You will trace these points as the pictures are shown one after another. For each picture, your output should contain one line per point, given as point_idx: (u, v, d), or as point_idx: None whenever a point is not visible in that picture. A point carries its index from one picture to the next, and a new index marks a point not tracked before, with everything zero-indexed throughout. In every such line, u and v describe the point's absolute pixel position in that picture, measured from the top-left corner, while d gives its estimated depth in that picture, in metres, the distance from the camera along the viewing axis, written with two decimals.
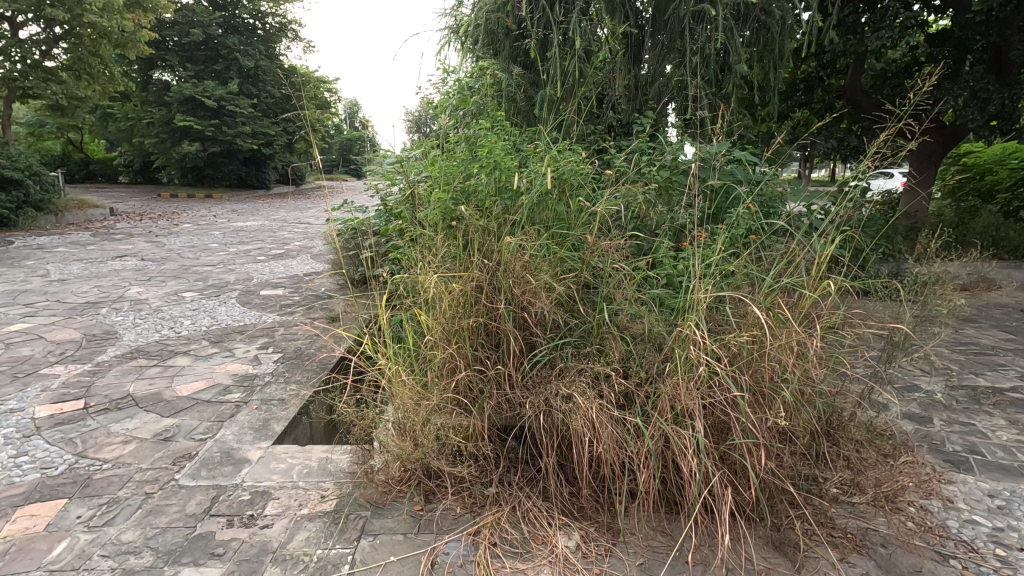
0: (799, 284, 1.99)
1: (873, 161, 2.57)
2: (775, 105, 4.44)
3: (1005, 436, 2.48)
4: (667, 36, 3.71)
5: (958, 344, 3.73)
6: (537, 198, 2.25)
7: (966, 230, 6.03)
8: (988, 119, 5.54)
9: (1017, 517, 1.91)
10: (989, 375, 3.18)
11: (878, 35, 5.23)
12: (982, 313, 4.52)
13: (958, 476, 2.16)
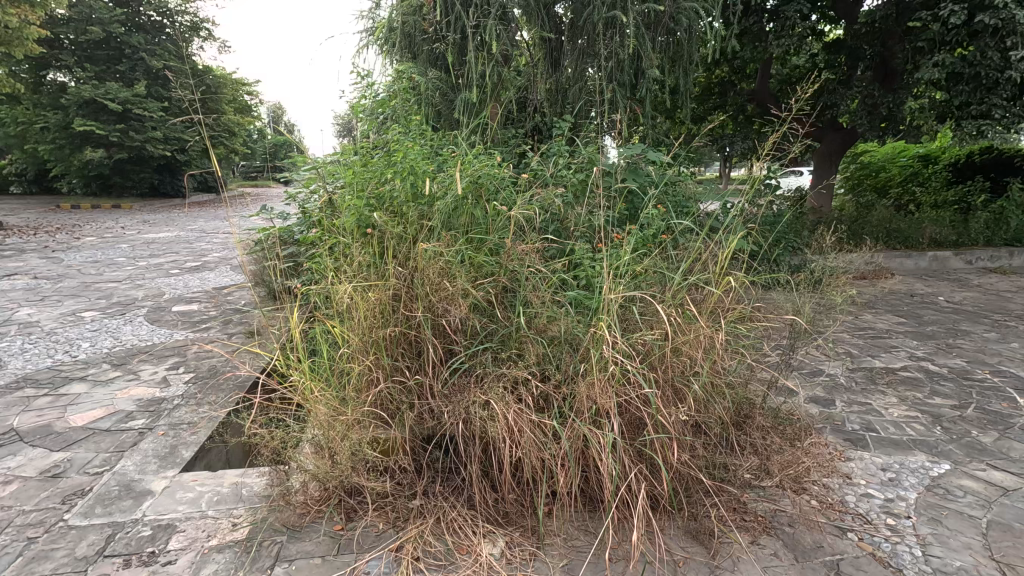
0: (705, 281, 2.08)
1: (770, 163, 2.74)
2: (688, 109, 4.65)
3: (896, 412, 2.71)
4: (584, 41, 3.78)
5: (856, 329, 4.05)
6: (452, 203, 2.23)
7: (863, 225, 6.54)
8: (877, 122, 6.05)
9: (905, 487, 2.08)
10: (883, 357, 3.47)
11: (780, 42, 5.61)
12: (878, 299, 4.93)
13: (856, 452, 2.33)
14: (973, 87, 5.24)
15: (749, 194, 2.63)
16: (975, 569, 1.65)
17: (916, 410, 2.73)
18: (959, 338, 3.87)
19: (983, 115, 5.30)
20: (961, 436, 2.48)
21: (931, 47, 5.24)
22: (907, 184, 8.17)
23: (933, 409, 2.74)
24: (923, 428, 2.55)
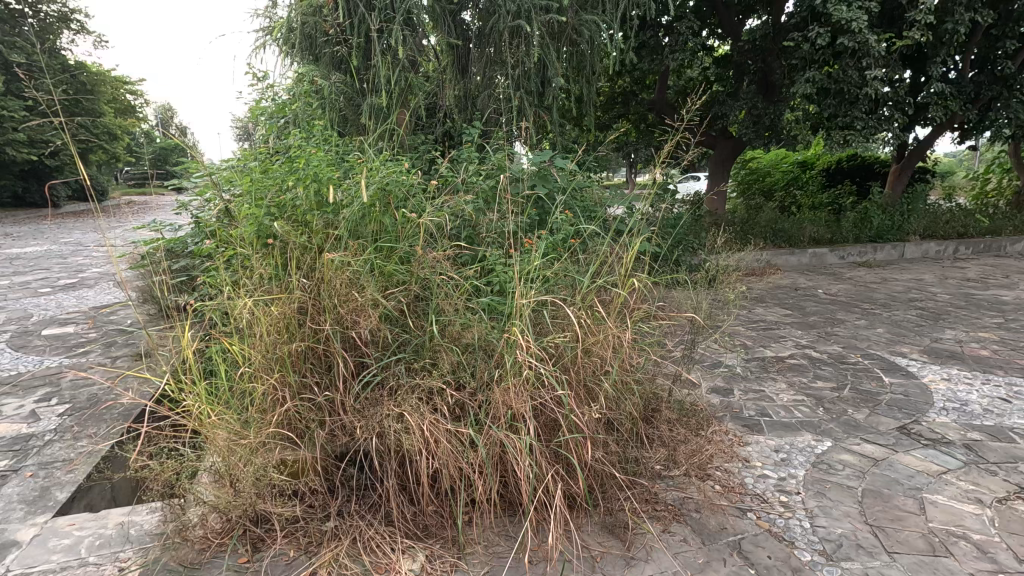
0: (611, 284, 2.16)
1: (666, 168, 2.91)
2: (592, 117, 4.84)
3: (786, 397, 2.96)
4: (491, 50, 3.83)
5: (750, 322, 4.39)
6: (359, 210, 2.16)
7: (753, 226, 7.14)
8: (761, 131, 6.62)
9: (795, 465, 2.28)
10: (773, 347, 3.79)
11: (675, 56, 5.98)
12: (768, 294, 5.38)
13: (753, 437, 2.51)
14: (838, 102, 5.88)
15: (650, 200, 2.78)
16: (853, 534, 1.83)
17: (803, 394, 3.00)
18: (835, 326, 4.31)
19: (847, 127, 5.95)
20: (840, 415, 2.75)
21: (803, 65, 5.81)
22: (789, 188, 9.02)
23: (816, 392, 3.03)
24: (808, 410, 2.80)
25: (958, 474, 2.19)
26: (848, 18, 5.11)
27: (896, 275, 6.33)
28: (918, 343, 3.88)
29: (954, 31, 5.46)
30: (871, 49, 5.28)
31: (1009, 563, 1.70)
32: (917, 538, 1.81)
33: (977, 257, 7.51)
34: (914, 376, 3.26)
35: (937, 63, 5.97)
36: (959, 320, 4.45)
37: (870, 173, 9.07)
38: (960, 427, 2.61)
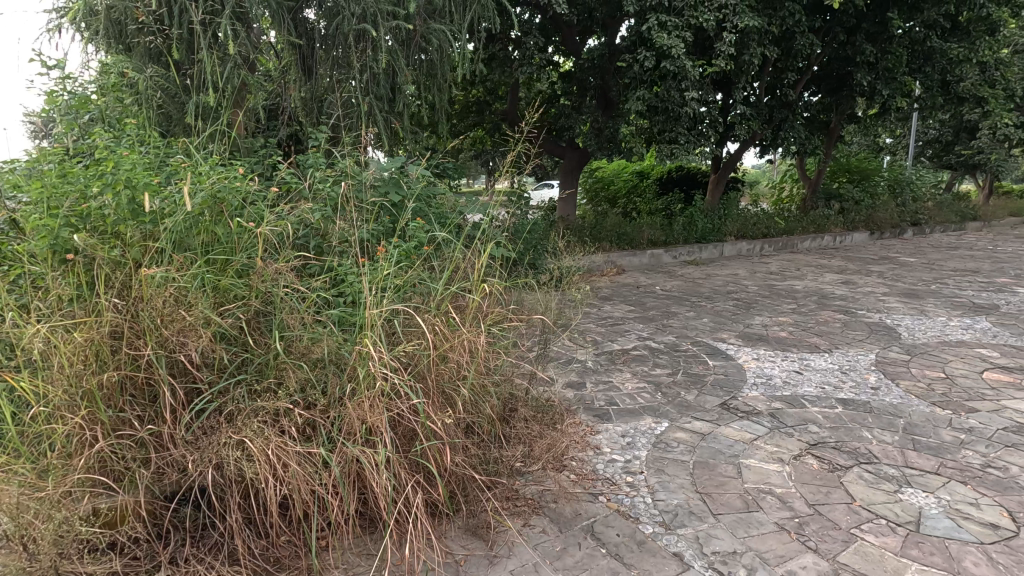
0: (465, 289, 2.20)
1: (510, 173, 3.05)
2: (445, 125, 4.89)
3: (630, 385, 3.25)
4: (339, 52, 3.70)
5: (599, 318, 4.74)
6: (185, 220, 1.92)
7: (600, 230, 7.74)
8: (603, 142, 7.21)
9: (638, 447, 2.50)
10: (619, 340, 4.13)
11: (522, 69, 6.27)
12: (615, 292, 5.86)
13: (603, 425, 2.71)
14: (665, 118, 6.59)
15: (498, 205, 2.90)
16: (687, 503, 2.07)
17: (644, 381, 3.32)
18: (670, 318, 4.83)
19: (673, 141, 6.71)
20: (674, 398, 3.08)
21: (635, 84, 6.42)
22: (630, 195, 9.92)
23: (655, 378, 3.36)
24: (649, 395, 3.10)
25: (765, 439, 2.57)
26: (669, 44, 5.72)
27: (717, 271, 7.27)
28: (735, 329, 4.49)
29: (750, 62, 6.37)
30: (688, 73, 5.98)
31: (803, 508, 2.03)
32: (735, 498, 2.09)
33: (777, 253, 8.88)
34: (732, 357, 3.77)
35: (739, 89, 6.95)
36: (765, 308, 5.24)
37: (694, 182, 10.32)
38: (766, 398, 3.07)
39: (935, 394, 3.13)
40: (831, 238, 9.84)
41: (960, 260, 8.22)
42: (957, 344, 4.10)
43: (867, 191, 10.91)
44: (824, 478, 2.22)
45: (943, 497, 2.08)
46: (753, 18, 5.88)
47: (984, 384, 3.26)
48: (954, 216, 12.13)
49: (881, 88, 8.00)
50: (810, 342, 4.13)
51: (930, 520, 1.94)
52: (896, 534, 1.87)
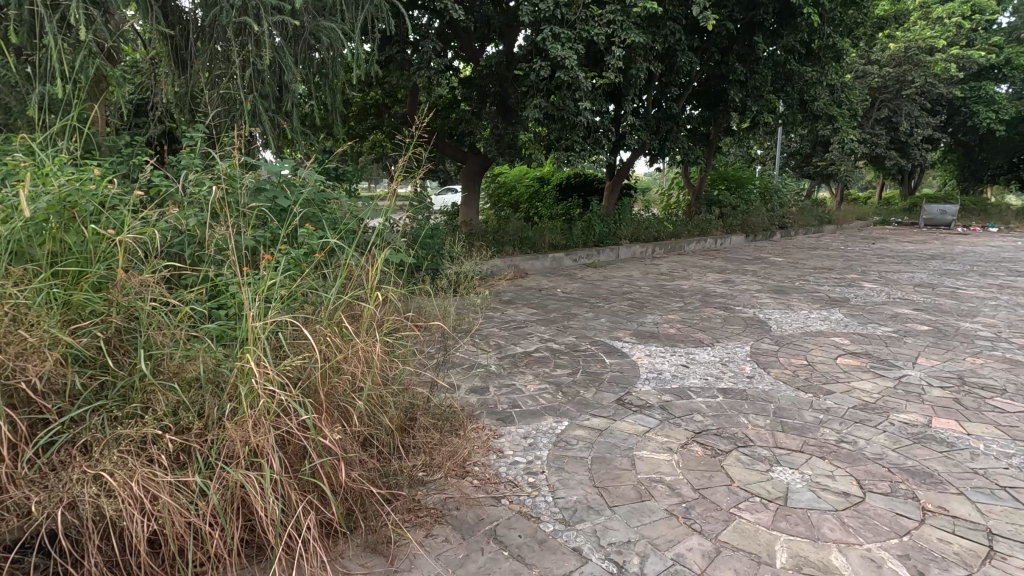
0: (358, 298, 2.13)
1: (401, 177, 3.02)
2: (340, 127, 4.72)
3: (533, 387, 3.31)
4: (218, 45, 3.46)
5: (502, 322, 4.80)
6: (24, 228, 1.69)
7: (503, 235, 7.85)
8: (503, 148, 7.32)
9: (540, 448, 2.55)
10: (522, 343, 4.20)
11: (419, 73, 6.17)
12: (518, 296, 5.96)
13: (505, 428, 2.74)
14: (561, 127, 6.82)
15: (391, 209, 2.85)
16: (585, 498, 2.14)
17: (545, 382, 3.39)
18: (570, 320, 4.99)
19: (569, 149, 6.97)
20: (574, 396, 3.18)
21: (533, 92, 6.58)
22: (532, 201, 10.16)
23: (556, 379, 3.45)
24: (550, 396, 3.18)
25: (656, 430, 2.73)
26: (563, 55, 5.90)
27: (614, 273, 7.63)
28: (630, 328, 4.74)
29: (637, 76, 6.77)
30: (581, 84, 6.21)
31: (689, 493, 2.17)
32: (629, 490, 2.20)
33: (667, 255, 9.50)
34: (627, 355, 3.97)
35: (628, 101, 7.35)
36: (657, 307, 5.58)
37: (591, 188, 10.79)
38: (657, 392, 3.26)
39: (799, 379, 3.49)
40: (713, 241, 10.70)
41: (819, 259, 9.28)
42: (816, 334, 4.61)
43: (742, 197, 12.00)
44: (707, 464, 2.40)
45: (805, 472, 2.32)
46: (638, 34, 6.22)
47: (838, 368, 3.70)
48: (814, 220, 13.68)
49: (751, 104, 8.83)
50: (696, 337, 4.46)
51: (795, 494, 2.16)
52: (768, 509, 2.06)
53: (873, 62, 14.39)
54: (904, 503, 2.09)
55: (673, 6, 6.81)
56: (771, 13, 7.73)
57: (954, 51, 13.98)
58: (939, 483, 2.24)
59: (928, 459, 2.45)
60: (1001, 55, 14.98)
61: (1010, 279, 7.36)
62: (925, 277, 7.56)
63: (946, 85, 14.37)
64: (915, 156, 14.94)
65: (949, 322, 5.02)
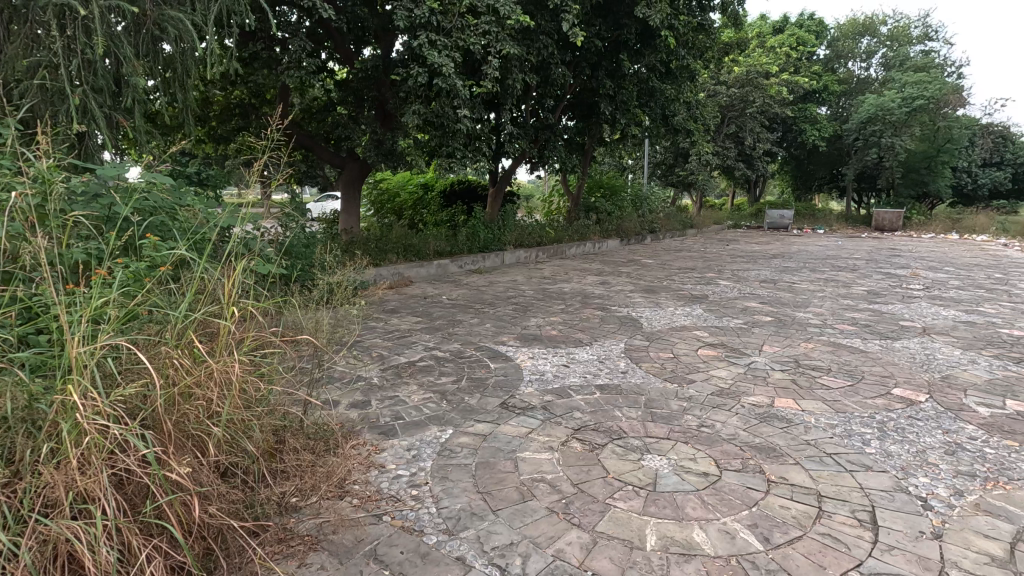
0: (213, 314, 1.95)
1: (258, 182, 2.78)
2: (195, 127, 4.32)
3: (417, 397, 3.24)
4: (36, 29, 3.03)
5: (385, 332, 4.66)
6: None
7: (386, 242, 7.66)
8: (383, 154, 7.16)
9: (424, 459, 2.51)
10: (406, 353, 4.11)
11: (287, 72, 5.80)
12: (402, 304, 5.83)
13: (387, 442, 2.66)
14: (441, 134, 6.81)
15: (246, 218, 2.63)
16: (469, 505, 2.13)
17: (430, 391, 3.34)
18: (455, 326, 4.98)
19: (451, 155, 6.98)
20: (458, 404, 3.17)
21: (411, 97, 6.49)
22: (416, 207, 10.11)
23: (441, 387, 3.41)
24: (434, 405, 3.13)
25: (538, 431, 2.80)
26: (439, 62, 5.86)
27: (499, 278, 7.75)
28: (513, 331, 4.83)
29: (514, 86, 6.93)
30: (459, 92, 6.23)
31: (568, 488, 2.25)
32: (512, 492, 2.23)
33: (550, 260, 9.84)
34: (511, 358, 4.04)
35: (507, 110, 7.53)
36: (539, 310, 5.74)
37: (475, 196, 10.90)
38: (540, 393, 3.35)
39: (666, 371, 3.78)
40: (592, 245, 11.29)
41: (683, 260, 10.16)
42: (681, 329, 5.03)
43: (616, 204, 12.80)
44: (585, 459, 2.51)
45: (671, 457, 2.51)
46: (513, 45, 6.39)
47: (699, 359, 4.06)
48: (679, 224, 14.97)
49: (619, 117, 9.45)
50: (575, 337, 4.65)
51: (663, 478, 2.32)
52: (640, 496, 2.20)
53: (722, 83, 16.08)
54: (752, 477, 2.34)
55: (544, 21, 7.09)
56: (633, 34, 8.34)
57: (784, 76, 16.06)
58: (781, 455, 2.54)
59: (772, 435, 2.76)
60: (820, 82, 17.48)
61: (832, 274, 8.59)
62: (768, 273, 8.57)
63: (780, 106, 16.46)
64: (758, 167, 16.94)
65: (787, 312, 5.73)
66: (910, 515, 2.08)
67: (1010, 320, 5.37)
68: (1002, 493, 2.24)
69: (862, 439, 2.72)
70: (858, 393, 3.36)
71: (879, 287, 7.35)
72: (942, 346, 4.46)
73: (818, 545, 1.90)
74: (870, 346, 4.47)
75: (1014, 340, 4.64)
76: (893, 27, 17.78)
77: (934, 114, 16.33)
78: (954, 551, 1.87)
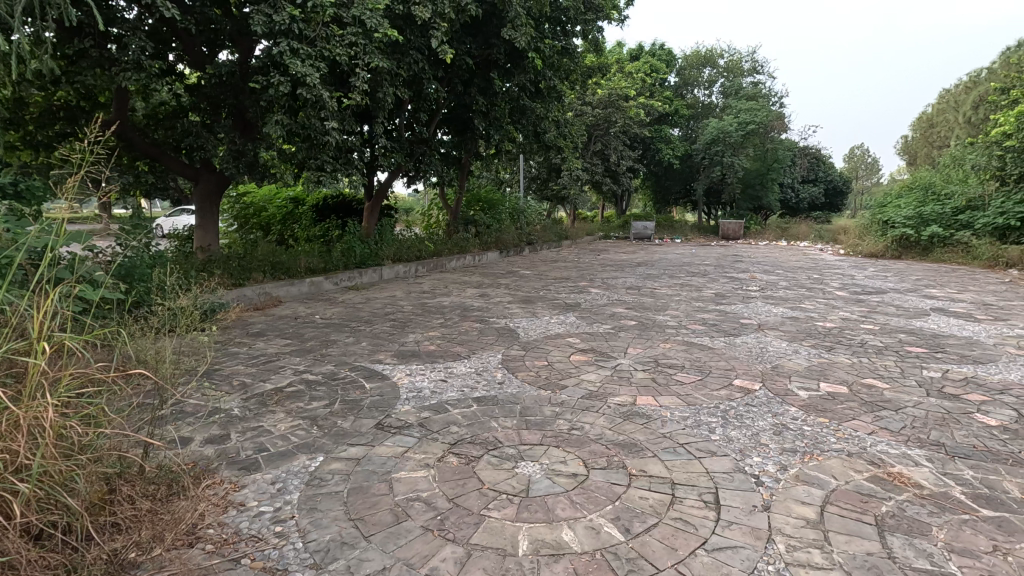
0: (20, 352, 1.71)
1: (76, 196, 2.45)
2: None
3: (284, 426, 3.04)
4: None
5: (248, 358, 4.31)
6: None
7: (251, 260, 7.16)
8: (244, 166, 6.71)
9: (290, 491, 2.36)
10: (273, 379, 3.84)
11: (125, 74, 5.21)
12: (269, 326, 5.44)
13: (249, 477, 2.46)
14: (308, 146, 6.54)
15: (60, 236, 2.32)
16: (339, 534, 2.04)
17: (298, 418, 3.15)
18: (328, 347, 4.75)
19: (320, 168, 6.72)
20: (330, 429, 3.03)
21: (273, 107, 6.14)
22: (286, 223, 9.60)
23: (311, 413, 3.23)
24: (304, 432, 2.97)
25: (414, 449, 2.76)
26: (303, 72, 5.60)
27: (377, 294, 7.54)
28: (391, 349, 4.72)
29: (385, 99, 6.85)
30: (326, 103, 6.02)
31: (444, 504, 2.25)
32: (387, 514, 2.18)
33: (430, 274, 9.78)
34: (387, 377, 3.94)
35: (379, 123, 7.42)
36: (418, 325, 5.68)
37: (349, 210, 10.58)
38: (416, 410, 3.31)
39: (541, 379, 3.92)
40: (472, 257, 11.40)
41: (558, 270, 10.64)
42: (555, 337, 5.25)
43: (494, 217, 13.08)
44: (461, 472, 2.52)
45: (544, 462, 2.61)
46: (382, 59, 6.36)
47: (571, 365, 4.28)
48: (554, 236, 15.66)
49: (493, 133, 9.72)
50: (454, 351, 4.67)
51: (535, 484, 2.41)
52: (513, 503, 2.25)
53: (587, 103, 17.19)
54: (616, 473, 2.50)
55: (414, 36, 7.11)
56: (502, 54, 8.64)
57: (641, 100, 17.56)
58: (641, 450, 2.75)
59: (634, 432, 2.98)
60: (671, 106, 19.34)
61: (687, 279, 9.50)
62: (633, 281, 9.25)
63: (638, 127, 17.94)
64: (623, 182, 18.31)
65: (649, 316, 6.23)
66: (746, 492, 2.35)
67: (823, 315, 6.33)
68: (815, 463, 2.63)
69: (709, 428, 3.03)
70: (706, 387, 3.74)
71: (725, 290, 8.26)
72: (773, 340, 5.13)
73: (671, 529, 2.08)
74: (716, 343, 5.01)
75: (826, 331, 5.46)
76: (728, 60, 20.25)
77: (763, 138, 18.83)
78: (780, 518, 2.16)
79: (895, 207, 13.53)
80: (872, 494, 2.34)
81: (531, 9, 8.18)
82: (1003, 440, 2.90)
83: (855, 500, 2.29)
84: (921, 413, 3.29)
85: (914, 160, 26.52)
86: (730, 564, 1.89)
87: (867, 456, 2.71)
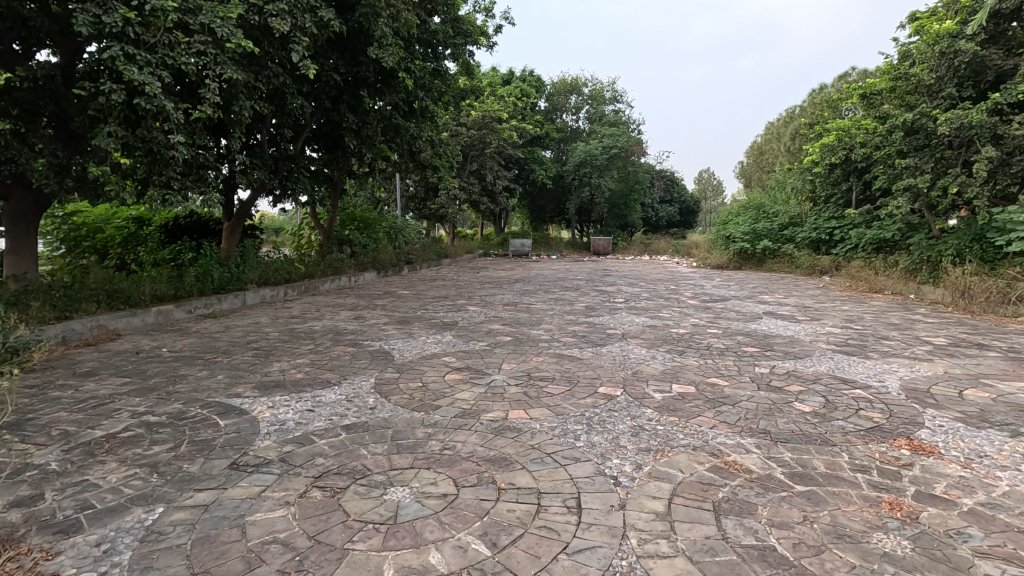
0: None
1: None
2: None
3: (115, 477, 2.68)
4: None
5: (72, 403, 3.74)
6: None
7: (81, 287, 6.26)
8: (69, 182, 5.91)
9: (120, 551, 2.08)
10: (104, 424, 3.36)
11: None
12: (102, 364, 4.78)
13: (66, 542, 2.13)
14: (150, 161, 5.91)
15: None
16: None
17: (134, 466, 2.79)
18: (176, 383, 4.27)
19: (165, 185, 6.10)
20: (174, 474, 2.73)
21: (104, 116, 5.47)
22: (127, 245, 8.58)
23: (151, 459, 2.89)
24: (141, 482, 2.64)
25: (274, 486, 2.58)
26: (140, 81, 5.06)
27: (238, 322, 6.95)
28: (251, 380, 4.37)
29: (241, 113, 6.39)
30: (169, 114, 5.49)
31: (303, 543, 2.12)
32: (237, 562, 2.00)
33: (301, 297, 9.23)
34: (246, 411, 3.64)
35: (235, 138, 6.91)
36: (284, 353, 5.33)
37: (205, 230, 9.70)
38: (277, 444, 3.10)
39: (415, 401, 3.86)
40: (348, 278, 10.96)
41: (437, 289, 10.62)
42: (431, 357, 5.21)
43: (370, 237, 12.74)
44: (324, 506, 2.39)
45: (413, 486, 2.57)
46: (237, 71, 5.94)
47: (446, 384, 4.27)
48: (434, 255, 15.62)
49: (365, 150, 9.50)
50: (323, 378, 4.45)
51: (403, 509, 2.36)
52: (380, 532, 2.19)
53: (462, 124, 17.49)
54: (484, 488, 2.54)
55: (273, 49, 6.73)
56: (371, 73, 8.50)
57: (514, 122, 18.27)
58: (510, 463, 2.81)
59: (505, 446, 3.04)
60: (542, 129, 20.30)
61: (561, 293, 9.96)
62: (510, 297, 9.52)
63: (512, 148, 18.62)
64: (499, 202, 18.82)
65: (524, 331, 6.44)
66: (605, 493, 2.51)
67: (677, 322, 6.99)
68: (666, 459, 2.87)
69: (574, 435, 3.19)
70: (574, 396, 3.94)
71: (594, 302, 8.81)
72: (634, 347, 5.55)
73: (534, 538, 2.15)
74: (584, 354, 5.30)
75: (679, 337, 6.01)
76: (592, 89, 21.81)
77: (625, 161, 20.47)
78: (633, 515, 2.32)
79: (734, 224, 15.38)
80: (711, 482, 2.60)
81: (399, 29, 8.17)
82: (813, 424, 3.40)
83: (698, 489, 2.54)
84: (753, 405, 3.74)
85: (749, 184, 30.32)
86: (588, 564, 1.99)
87: (709, 448, 3.02)
